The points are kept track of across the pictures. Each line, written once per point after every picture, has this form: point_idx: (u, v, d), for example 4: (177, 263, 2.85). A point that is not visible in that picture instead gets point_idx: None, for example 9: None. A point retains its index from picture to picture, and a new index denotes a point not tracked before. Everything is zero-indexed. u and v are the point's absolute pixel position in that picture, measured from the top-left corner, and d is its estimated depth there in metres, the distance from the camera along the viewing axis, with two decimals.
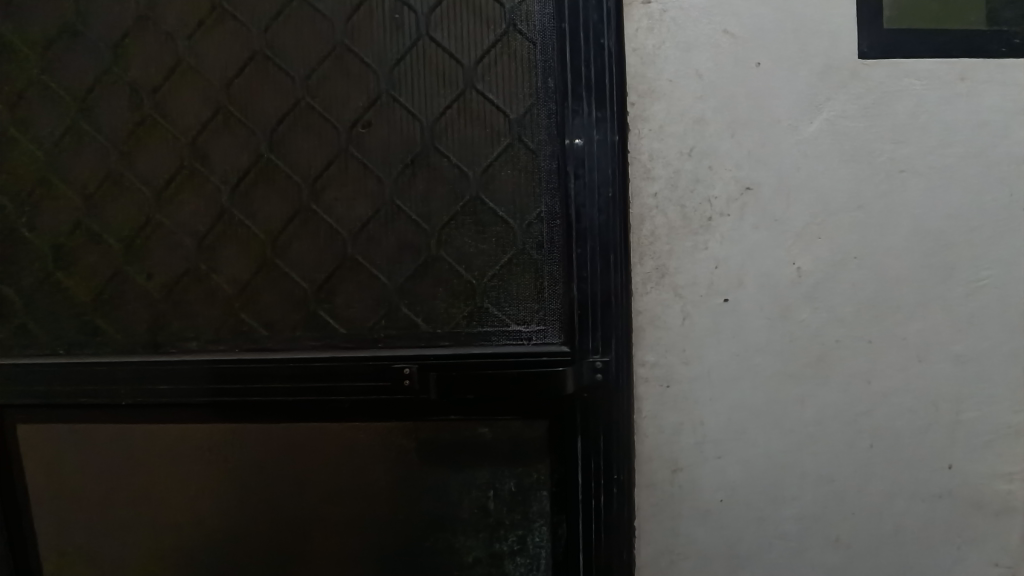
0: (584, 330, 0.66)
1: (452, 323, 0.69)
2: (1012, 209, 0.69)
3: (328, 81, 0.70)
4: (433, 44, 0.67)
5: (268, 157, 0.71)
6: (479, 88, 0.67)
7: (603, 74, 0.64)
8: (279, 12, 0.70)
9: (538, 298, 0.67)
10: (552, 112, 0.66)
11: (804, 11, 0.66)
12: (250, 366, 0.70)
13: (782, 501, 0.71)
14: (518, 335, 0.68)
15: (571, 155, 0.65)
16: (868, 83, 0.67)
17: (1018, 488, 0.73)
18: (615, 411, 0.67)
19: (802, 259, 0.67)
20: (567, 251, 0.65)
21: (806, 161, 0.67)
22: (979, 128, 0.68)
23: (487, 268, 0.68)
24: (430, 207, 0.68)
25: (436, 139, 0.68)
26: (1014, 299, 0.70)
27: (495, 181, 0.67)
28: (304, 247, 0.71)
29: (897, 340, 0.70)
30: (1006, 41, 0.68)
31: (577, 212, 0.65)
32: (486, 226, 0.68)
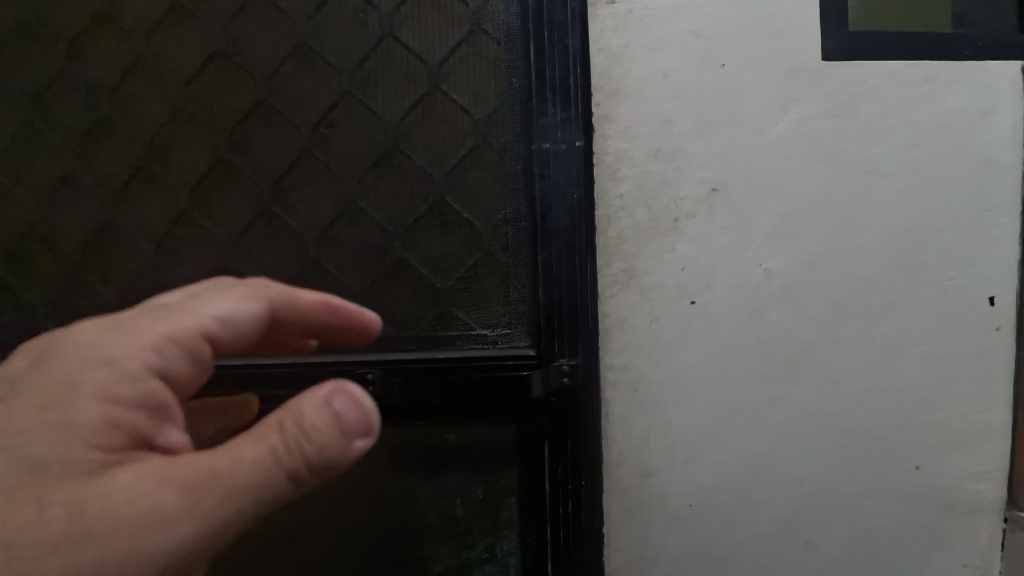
0: (550, 333, 0.65)
1: (418, 327, 0.67)
2: (976, 210, 0.69)
3: (291, 81, 0.68)
4: (397, 44, 0.66)
5: (229, 158, 0.69)
6: (444, 88, 0.66)
7: (568, 74, 0.63)
8: (240, 10, 0.68)
9: (504, 302, 0.66)
10: (518, 113, 0.64)
11: (770, 12, 0.65)
12: None
13: (753, 504, 0.70)
14: (484, 339, 0.66)
15: (537, 157, 0.64)
16: (834, 84, 0.67)
17: (984, 487, 0.74)
18: (583, 414, 0.66)
19: (771, 260, 0.67)
20: (533, 254, 0.64)
21: (773, 162, 0.66)
22: (944, 129, 0.68)
23: (452, 271, 0.67)
24: (395, 209, 0.67)
25: (401, 140, 0.67)
26: (979, 299, 0.71)
27: (461, 182, 0.66)
28: (266, 249, 0.69)
29: (867, 341, 0.69)
30: (970, 44, 0.69)
31: (543, 214, 0.64)
32: (452, 229, 0.66)
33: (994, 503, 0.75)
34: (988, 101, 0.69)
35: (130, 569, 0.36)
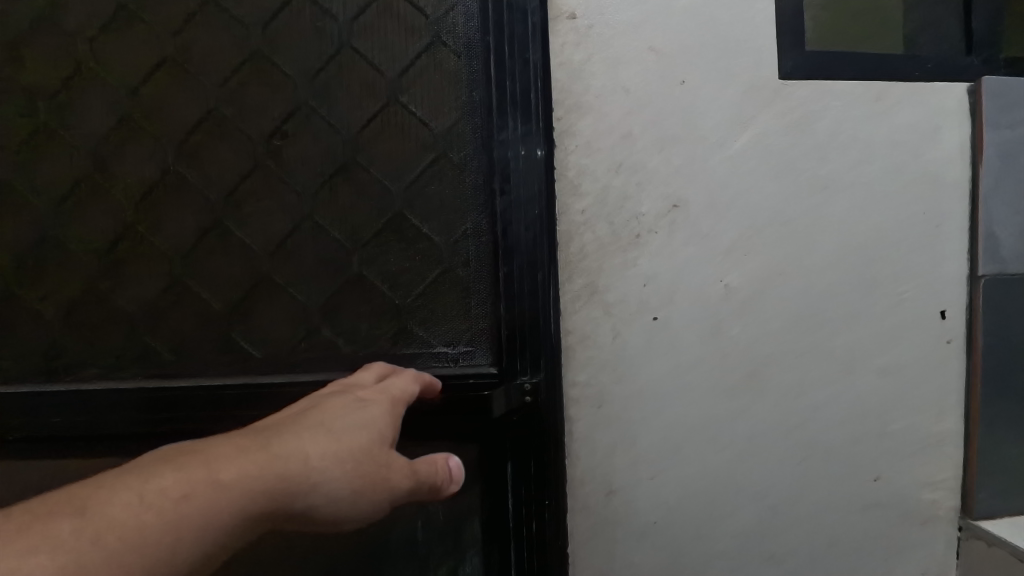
0: (512, 350, 0.64)
1: (376, 345, 0.66)
2: (927, 226, 0.71)
3: (243, 90, 0.65)
4: (355, 55, 0.64)
5: (178, 169, 0.66)
6: (403, 100, 0.64)
7: (529, 88, 0.62)
8: (189, 15, 0.65)
9: (466, 318, 0.65)
10: (478, 127, 0.64)
11: (728, 31, 0.66)
12: (160, 396, 0.65)
13: (718, 519, 0.70)
14: (445, 356, 0.65)
15: (498, 171, 0.63)
16: (791, 102, 0.68)
17: (938, 496, 0.76)
18: (546, 432, 0.65)
19: (731, 275, 0.67)
20: (494, 269, 0.63)
21: (733, 178, 0.67)
22: (896, 147, 0.70)
23: (412, 287, 0.65)
24: (353, 224, 0.65)
25: (359, 153, 0.65)
26: (931, 313, 0.72)
27: (421, 197, 0.65)
28: (216, 265, 0.66)
29: (825, 354, 0.70)
30: (921, 65, 0.71)
31: (504, 229, 0.63)
32: (411, 244, 0.65)
33: (948, 510, 0.77)
34: (936, 121, 0.71)
35: (339, 506, 0.46)
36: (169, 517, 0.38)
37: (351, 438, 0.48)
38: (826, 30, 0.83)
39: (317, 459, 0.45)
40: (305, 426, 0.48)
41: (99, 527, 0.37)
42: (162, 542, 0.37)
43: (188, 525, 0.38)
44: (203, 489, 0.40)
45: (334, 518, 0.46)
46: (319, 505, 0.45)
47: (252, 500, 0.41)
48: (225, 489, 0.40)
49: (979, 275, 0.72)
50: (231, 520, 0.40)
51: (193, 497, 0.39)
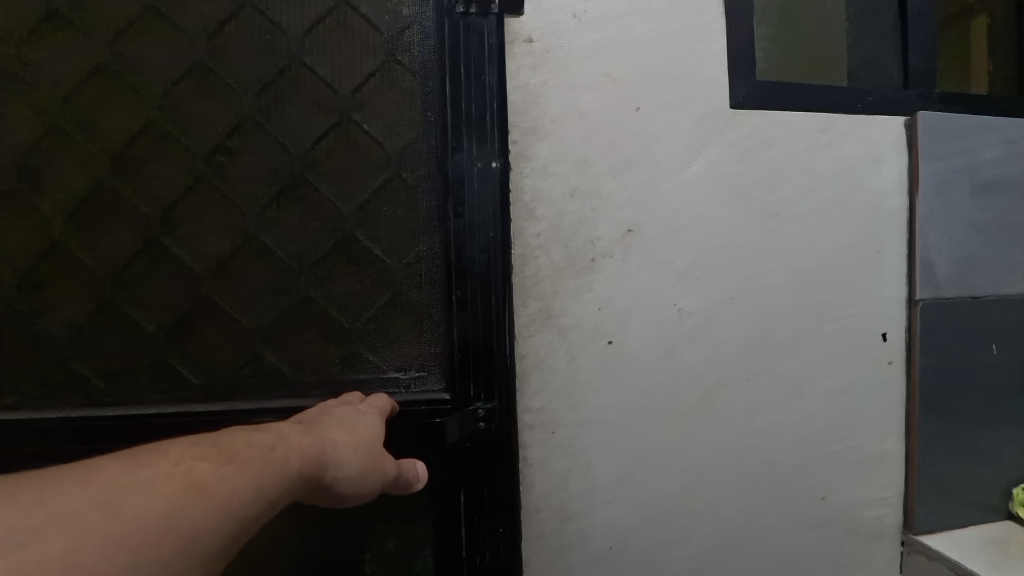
0: (465, 376, 0.63)
1: (325, 370, 0.64)
2: (869, 251, 0.74)
3: (186, 103, 0.62)
4: (306, 71, 0.62)
5: (113, 184, 0.62)
6: (356, 118, 0.63)
7: (485, 111, 0.62)
8: (129, 23, 0.61)
9: (418, 343, 0.64)
10: (433, 147, 0.63)
11: (683, 59, 0.67)
12: (88, 426, 0.61)
13: (672, 543, 0.70)
14: (396, 382, 0.63)
15: (453, 194, 0.62)
16: (741, 131, 0.69)
17: (881, 512, 0.78)
18: (501, 460, 0.64)
19: (684, 300, 0.68)
20: (448, 293, 0.62)
21: (686, 204, 0.68)
22: (840, 176, 0.73)
23: (363, 311, 0.64)
24: (300, 244, 0.63)
25: (309, 171, 0.63)
26: (873, 335, 0.75)
27: (373, 218, 0.63)
28: (152, 286, 0.63)
29: (775, 377, 0.72)
30: (862, 97, 0.74)
31: (458, 252, 0.62)
32: (362, 266, 0.63)
33: (891, 526, 0.79)
34: (876, 151, 0.75)
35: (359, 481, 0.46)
36: (239, 476, 0.37)
37: (367, 429, 0.50)
38: (775, 61, 0.85)
39: (343, 441, 0.46)
40: (322, 420, 0.49)
41: (165, 489, 0.34)
42: (242, 485, 0.37)
43: (276, 468, 0.40)
44: (279, 444, 0.41)
45: (351, 495, 0.47)
46: (343, 483, 0.45)
47: (302, 465, 0.42)
48: (292, 447, 0.42)
49: (917, 299, 0.75)
50: (291, 476, 0.41)
51: (277, 447, 0.41)
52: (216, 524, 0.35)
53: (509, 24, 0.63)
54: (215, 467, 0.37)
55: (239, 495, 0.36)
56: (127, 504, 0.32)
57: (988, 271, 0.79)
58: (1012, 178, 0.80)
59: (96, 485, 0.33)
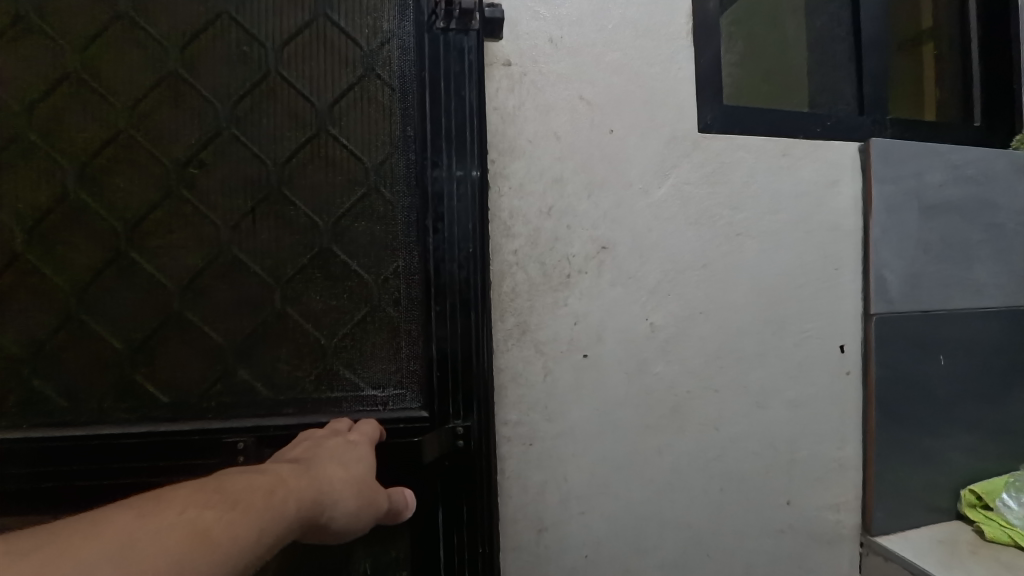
0: (444, 394, 0.63)
1: (299, 389, 0.64)
2: (828, 268, 0.79)
3: (157, 113, 0.62)
4: (284, 83, 0.63)
5: (78, 195, 0.61)
6: (333, 131, 0.63)
7: (465, 125, 0.63)
8: (98, 31, 0.60)
9: (395, 359, 0.64)
10: (412, 161, 0.64)
11: (654, 85, 0.71)
12: (45, 448, 0.59)
13: (645, 551, 0.72)
14: (373, 400, 0.64)
15: (432, 209, 0.63)
16: (709, 153, 0.73)
17: (842, 516, 0.82)
18: (478, 475, 0.64)
19: (655, 314, 0.70)
20: (426, 308, 0.63)
21: (657, 222, 0.70)
22: (800, 198, 0.77)
23: (339, 327, 0.64)
24: (274, 259, 0.63)
25: (286, 184, 0.63)
26: (831, 348, 0.79)
27: (350, 232, 0.64)
28: (118, 302, 0.61)
29: (741, 388, 0.75)
30: (821, 122, 0.80)
31: (437, 267, 0.63)
32: (338, 281, 0.64)
33: (851, 530, 0.83)
34: (833, 174, 0.79)
35: (350, 522, 0.47)
36: (245, 519, 0.37)
37: (359, 464, 0.50)
38: (740, 83, 0.90)
39: (339, 479, 0.47)
40: (316, 458, 0.49)
41: (175, 536, 0.34)
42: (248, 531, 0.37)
43: (276, 514, 0.39)
44: (278, 488, 0.41)
45: (342, 534, 0.47)
46: (340, 521, 0.45)
47: (300, 507, 0.42)
48: (290, 491, 0.42)
49: (871, 313, 0.80)
50: (290, 521, 0.40)
51: (276, 491, 0.41)
52: (221, 573, 0.34)
53: (488, 48, 0.66)
54: (220, 513, 0.37)
55: (243, 542, 0.36)
56: (141, 551, 0.32)
57: (935, 287, 0.84)
58: (957, 200, 0.85)
59: (109, 532, 0.33)
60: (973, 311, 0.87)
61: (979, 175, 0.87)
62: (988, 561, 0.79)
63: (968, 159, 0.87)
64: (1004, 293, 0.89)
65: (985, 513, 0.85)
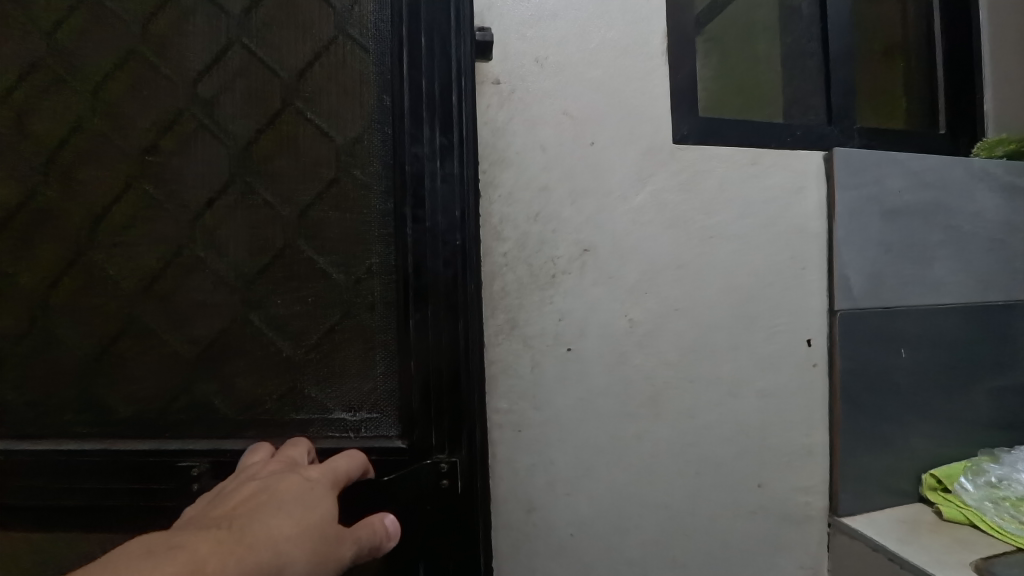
0: (423, 424, 0.68)
1: (261, 410, 0.71)
2: (795, 268, 0.85)
3: (129, 85, 0.69)
4: (246, 53, 0.69)
5: (48, 187, 0.70)
6: (303, 111, 0.69)
7: (449, 91, 0.68)
8: (65, 17, 0.69)
9: (371, 382, 0.70)
10: (388, 135, 0.69)
11: (632, 100, 0.77)
12: (21, 459, 0.70)
13: (627, 530, 0.78)
14: (345, 425, 0.70)
15: (413, 192, 0.67)
16: (683, 163, 0.79)
17: (812, 499, 0.88)
18: (462, 421, 0.68)
19: (634, 311, 0.77)
20: (404, 301, 0.68)
21: (635, 227, 0.77)
22: (769, 203, 0.84)
23: (309, 335, 0.71)
24: (243, 252, 0.70)
25: (251, 168, 0.69)
26: (799, 342, 0.86)
27: (317, 221, 0.70)
28: (85, 291, 0.71)
29: (714, 379, 0.81)
30: (792, 132, 0.87)
31: (417, 262, 0.68)
32: (305, 276, 0.70)
33: (820, 511, 0.89)
34: (799, 181, 0.86)
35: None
36: None
37: (314, 514, 0.50)
38: (716, 96, 0.96)
39: (285, 540, 0.46)
40: (267, 507, 0.49)
41: None
42: None
43: None
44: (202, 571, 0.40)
45: None
46: None
47: None
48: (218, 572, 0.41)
49: (836, 310, 0.86)
50: None
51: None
52: None
53: (479, 68, 0.72)
54: None
55: None
56: None
57: (895, 285, 0.91)
58: (915, 204, 0.92)
59: None
60: (932, 307, 0.93)
61: (936, 181, 0.94)
62: (944, 537, 0.85)
63: (926, 166, 0.93)
64: (961, 291, 0.95)
65: (944, 496, 0.92)
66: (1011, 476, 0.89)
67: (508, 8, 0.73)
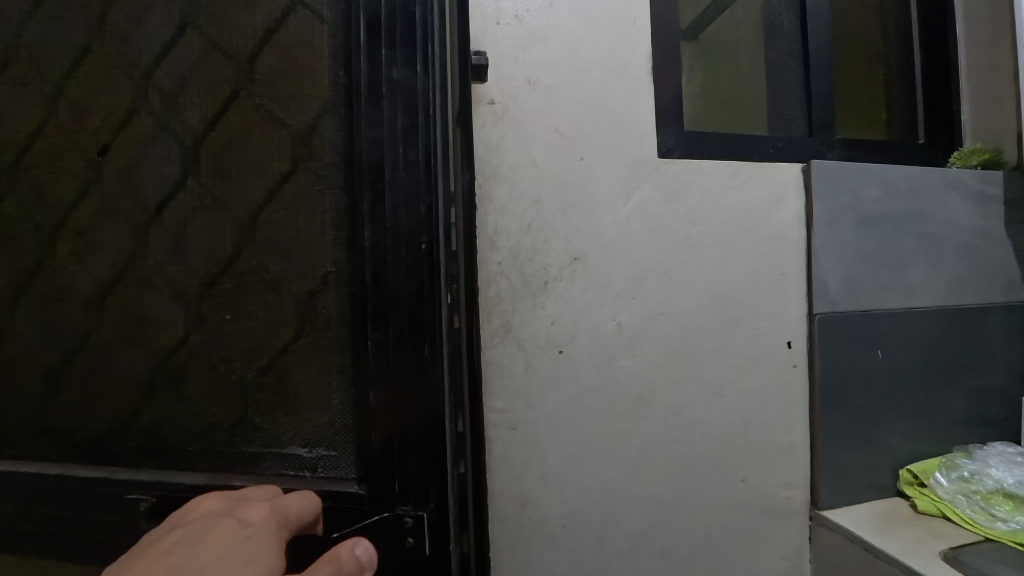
0: (383, 469, 0.63)
1: (212, 440, 0.69)
2: (775, 274, 0.90)
3: (87, 86, 0.70)
4: (199, 37, 0.67)
5: (16, 181, 0.73)
6: (257, 97, 0.66)
7: (416, 57, 0.61)
8: (26, 15, 0.71)
9: (329, 416, 0.66)
10: (344, 117, 0.64)
11: (618, 118, 0.82)
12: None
13: (616, 522, 0.83)
14: (302, 463, 0.67)
15: (375, 180, 0.62)
16: (668, 176, 0.84)
17: (793, 493, 0.93)
18: (424, 429, 0.62)
19: (622, 315, 0.81)
20: (360, 309, 0.63)
21: (621, 236, 0.81)
22: (749, 213, 0.89)
23: (261, 358, 0.68)
24: (196, 254, 0.68)
25: (201, 165, 0.68)
26: (779, 343, 0.91)
27: (269, 221, 0.67)
28: (52, 289, 0.73)
29: (698, 379, 0.86)
30: (773, 144, 0.94)
31: (375, 270, 0.62)
32: (254, 285, 0.67)
33: (801, 505, 0.94)
34: (778, 192, 0.91)
35: None
36: None
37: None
38: (703, 108, 1.01)
39: None
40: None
41: None
42: None
43: None
44: None
45: None
46: None
47: None
48: None
49: (815, 313, 0.91)
50: None
51: None
52: None
53: (475, 88, 0.77)
54: None
55: None
56: None
57: (871, 289, 0.95)
58: (890, 213, 0.97)
59: None
60: (906, 310, 0.98)
61: (911, 190, 0.99)
62: (916, 528, 0.89)
63: (900, 176, 0.98)
64: (935, 295, 1.00)
65: (920, 490, 0.96)
66: (983, 470, 0.93)
67: (502, 32, 0.78)
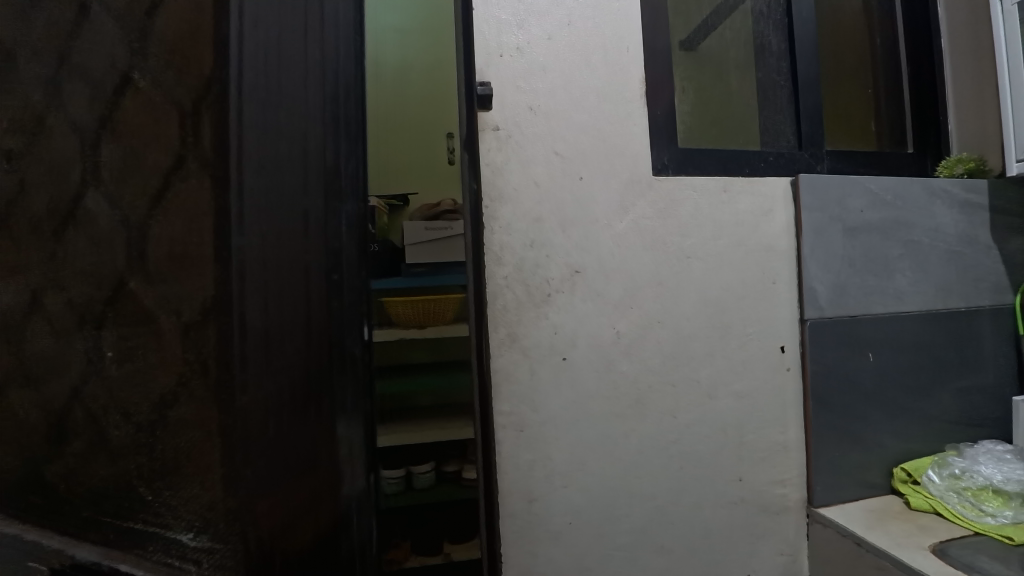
0: (257, 557, 0.62)
1: (86, 507, 0.65)
2: (766, 282, 0.95)
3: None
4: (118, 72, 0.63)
5: None
6: (152, 151, 0.63)
7: (351, 147, 0.65)
8: None
9: (203, 503, 0.63)
10: (250, 191, 0.62)
11: (613, 140, 0.88)
12: None
13: (617, 518, 0.88)
14: (169, 545, 0.64)
15: (283, 269, 0.63)
16: (661, 193, 0.90)
17: (789, 491, 0.98)
18: (323, 528, 0.64)
19: (620, 324, 0.87)
20: (257, 404, 0.62)
21: (619, 250, 0.87)
22: (739, 225, 0.94)
23: (146, 430, 0.64)
24: (80, 306, 0.64)
25: (79, 210, 0.64)
26: (771, 348, 0.96)
27: (158, 287, 0.63)
28: None
29: (694, 383, 0.91)
30: (764, 157, 1.00)
31: (275, 366, 0.63)
32: (139, 356, 0.64)
33: (796, 502, 0.98)
34: (767, 205, 0.96)
35: None
36: None
37: None
38: (694, 130, 1.07)
39: None
40: None
41: None
42: None
43: None
44: None
45: None
46: None
47: None
48: None
49: (806, 319, 0.96)
50: None
51: None
52: None
53: (480, 117, 0.83)
54: None
55: None
56: None
57: (859, 295, 1.00)
58: (875, 222, 1.02)
59: None
60: (894, 315, 1.03)
61: (895, 200, 1.04)
62: (907, 523, 0.93)
63: (884, 186, 1.03)
64: (921, 299, 1.05)
65: (913, 487, 1.00)
66: (972, 467, 0.97)
67: (504, 63, 0.85)
